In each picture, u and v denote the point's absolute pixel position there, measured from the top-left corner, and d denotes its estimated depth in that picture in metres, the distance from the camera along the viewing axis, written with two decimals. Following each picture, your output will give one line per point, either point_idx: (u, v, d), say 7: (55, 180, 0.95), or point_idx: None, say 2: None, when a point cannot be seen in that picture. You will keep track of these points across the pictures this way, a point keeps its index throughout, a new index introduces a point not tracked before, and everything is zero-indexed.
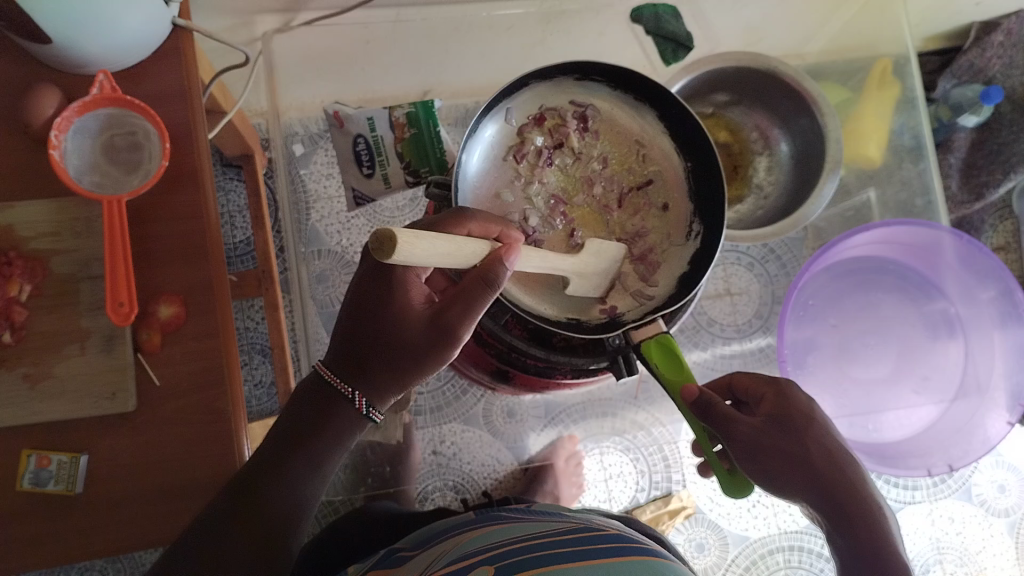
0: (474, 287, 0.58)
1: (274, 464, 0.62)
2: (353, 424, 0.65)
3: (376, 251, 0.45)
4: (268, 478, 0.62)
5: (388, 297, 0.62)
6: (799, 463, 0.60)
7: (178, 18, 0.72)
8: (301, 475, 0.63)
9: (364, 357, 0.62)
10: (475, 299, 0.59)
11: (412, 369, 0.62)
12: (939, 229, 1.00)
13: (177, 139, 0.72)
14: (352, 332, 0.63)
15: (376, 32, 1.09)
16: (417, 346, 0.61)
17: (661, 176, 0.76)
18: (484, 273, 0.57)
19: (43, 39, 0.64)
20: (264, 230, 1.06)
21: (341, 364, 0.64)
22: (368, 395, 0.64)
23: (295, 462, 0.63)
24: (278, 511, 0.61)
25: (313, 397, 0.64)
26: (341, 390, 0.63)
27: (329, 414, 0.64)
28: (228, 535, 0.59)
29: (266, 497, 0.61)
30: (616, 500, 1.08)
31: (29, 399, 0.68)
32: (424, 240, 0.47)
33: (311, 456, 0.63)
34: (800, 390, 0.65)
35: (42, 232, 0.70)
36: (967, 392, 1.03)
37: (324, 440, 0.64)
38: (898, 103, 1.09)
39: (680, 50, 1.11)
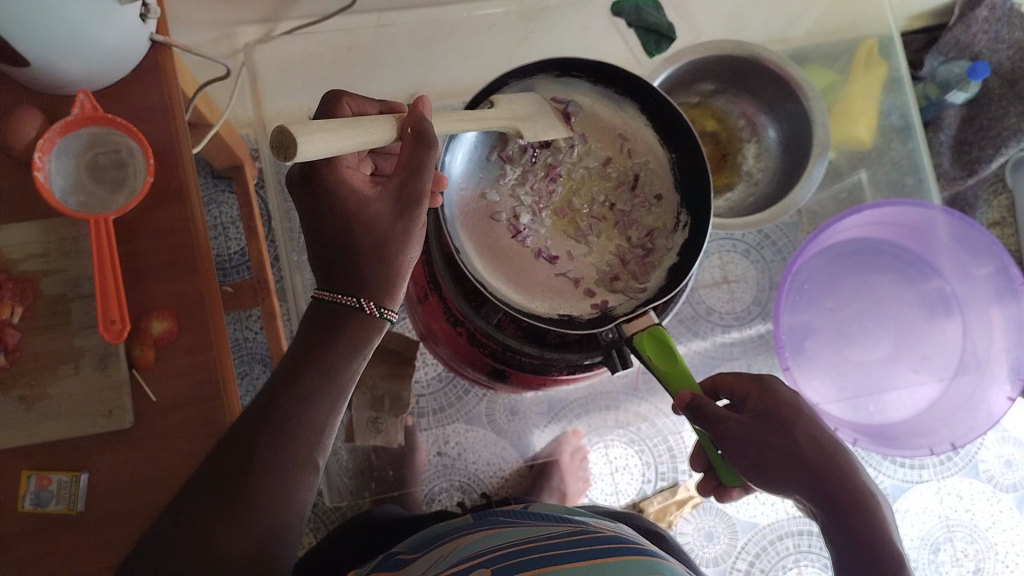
0: (412, 150, 0.56)
1: (285, 383, 0.57)
2: (369, 328, 0.59)
3: (280, 154, 0.48)
4: (281, 399, 0.56)
5: (340, 199, 0.57)
6: (791, 458, 0.60)
7: (157, 34, 0.72)
8: (318, 387, 0.57)
9: (348, 260, 0.58)
10: (424, 162, 0.56)
11: (397, 249, 0.58)
12: (931, 208, 1.01)
13: (162, 155, 0.72)
14: (323, 247, 0.59)
15: (358, 38, 1.10)
16: (396, 226, 0.58)
17: (646, 168, 0.76)
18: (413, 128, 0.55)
19: (21, 62, 0.64)
20: (258, 239, 1.06)
21: (329, 278, 0.59)
22: (374, 296, 0.59)
23: (309, 376, 0.57)
24: (303, 432, 0.56)
25: (314, 319, 0.59)
26: (348, 303, 0.58)
27: (336, 325, 0.58)
28: (251, 459, 0.55)
29: (287, 420, 0.56)
30: (624, 493, 1.08)
31: (26, 420, 0.68)
32: (321, 127, 0.50)
33: (325, 367, 0.58)
34: (783, 385, 0.66)
35: (31, 254, 0.70)
36: (967, 368, 1.03)
37: (337, 351, 0.58)
38: (884, 84, 1.09)
39: (663, 42, 1.11)
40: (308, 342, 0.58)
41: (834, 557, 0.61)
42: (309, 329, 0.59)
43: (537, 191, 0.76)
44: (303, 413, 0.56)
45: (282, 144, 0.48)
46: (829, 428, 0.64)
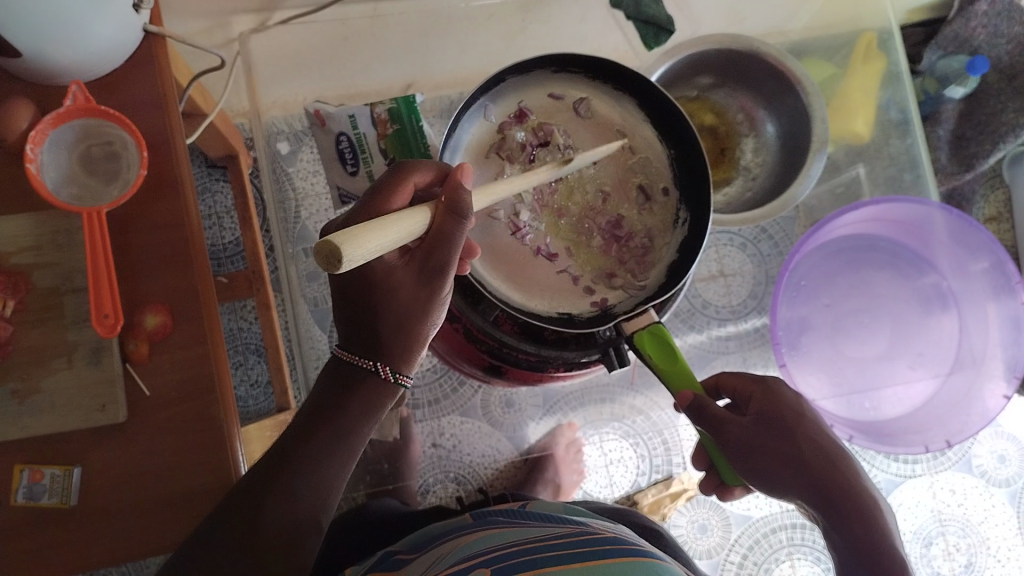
0: (443, 225, 0.55)
1: (301, 440, 0.59)
2: (384, 391, 0.62)
3: (329, 267, 0.43)
4: (295, 453, 0.59)
5: (371, 271, 0.59)
6: (790, 461, 0.60)
7: (150, 25, 0.71)
8: (331, 447, 0.59)
9: (371, 326, 0.60)
10: (450, 239, 0.56)
11: (418, 319, 0.60)
12: (929, 205, 1.00)
13: (155, 147, 0.72)
14: (350, 312, 0.61)
15: (354, 28, 1.09)
16: (419, 296, 0.60)
17: (644, 164, 0.75)
18: (448, 205, 0.54)
19: (13, 53, 0.63)
20: (253, 230, 1.05)
21: (351, 339, 0.62)
22: (390, 361, 0.61)
23: (321, 435, 0.59)
24: (311, 482, 0.58)
25: (333, 376, 0.62)
26: (364, 365, 0.61)
27: (354, 389, 0.61)
28: (260, 500, 0.56)
29: (299, 469, 0.58)
30: (618, 485, 1.08)
31: (19, 414, 0.68)
32: (361, 229, 0.45)
33: (338, 427, 0.60)
34: (786, 386, 0.66)
35: (23, 246, 0.70)
36: (963, 365, 1.03)
37: (350, 413, 0.60)
38: (883, 78, 1.08)
39: (661, 35, 1.10)
40: (321, 402, 0.61)
41: (834, 560, 0.61)
42: (324, 391, 0.61)
43: (538, 190, 0.76)
44: (315, 471, 0.58)
45: (331, 254, 0.43)
46: (831, 431, 0.64)
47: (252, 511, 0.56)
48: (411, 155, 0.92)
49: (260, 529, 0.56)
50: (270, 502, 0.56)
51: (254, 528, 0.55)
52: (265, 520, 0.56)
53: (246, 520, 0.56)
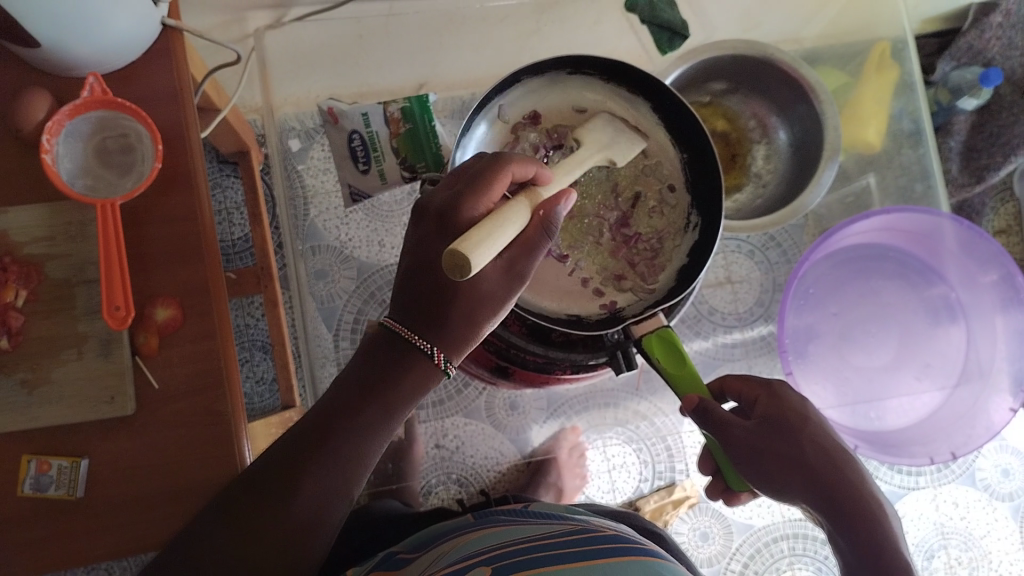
0: (535, 236, 0.57)
1: (346, 415, 0.58)
2: (430, 374, 0.59)
3: (457, 273, 0.49)
4: (338, 429, 0.57)
5: None
6: (795, 465, 0.60)
7: (167, 19, 0.72)
8: (374, 426, 0.58)
9: (439, 308, 0.58)
10: (540, 245, 0.58)
11: (487, 313, 0.58)
12: (939, 216, 1.00)
13: (170, 140, 0.72)
14: (420, 290, 0.59)
15: (369, 27, 1.09)
16: (496, 292, 0.58)
17: (657, 168, 0.75)
18: (546, 219, 0.57)
19: (31, 43, 0.64)
20: (263, 226, 1.05)
21: (410, 316, 0.59)
22: (444, 347, 0.59)
23: (366, 413, 0.58)
24: (347, 465, 0.57)
25: (383, 349, 0.59)
26: (420, 346, 0.58)
27: (406, 364, 0.59)
28: (293, 482, 0.56)
29: (336, 450, 0.57)
30: (621, 491, 1.08)
31: (28, 404, 0.68)
32: (481, 233, 0.50)
33: (385, 405, 0.59)
34: (793, 391, 0.66)
35: (36, 237, 0.70)
36: (969, 377, 1.03)
37: (399, 393, 0.59)
38: (897, 87, 1.07)
39: (675, 39, 1.07)
40: (369, 376, 0.59)
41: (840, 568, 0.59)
42: (374, 364, 0.59)
43: None
44: (356, 450, 0.57)
45: (458, 264, 0.48)
46: (837, 436, 0.63)
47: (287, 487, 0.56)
48: (423, 159, 0.93)
49: (289, 509, 0.55)
50: (305, 479, 0.56)
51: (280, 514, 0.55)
52: (296, 499, 0.56)
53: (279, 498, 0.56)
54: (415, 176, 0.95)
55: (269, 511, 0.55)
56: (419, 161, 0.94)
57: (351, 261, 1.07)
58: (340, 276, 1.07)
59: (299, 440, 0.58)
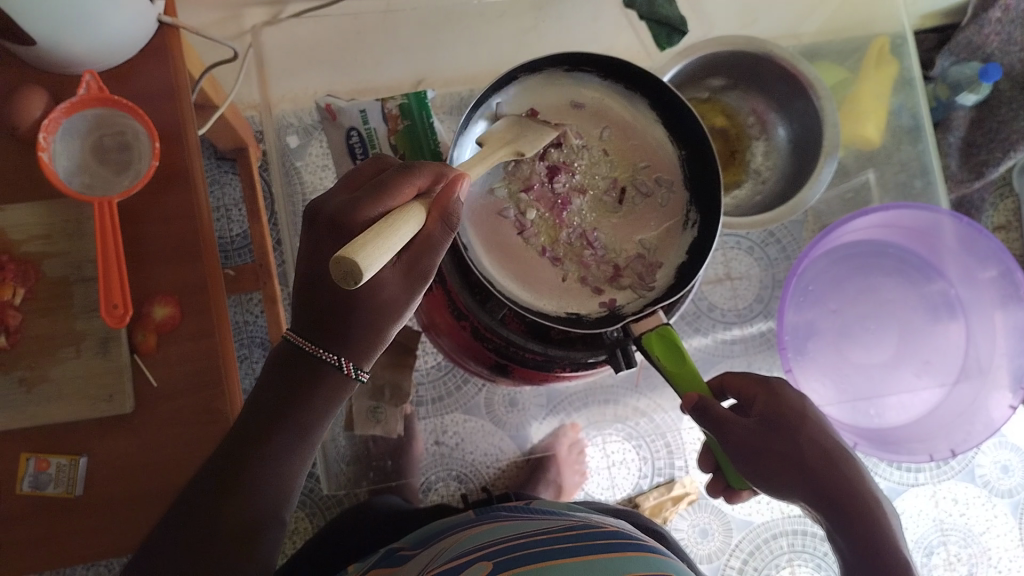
0: (434, 232, 0.55)
1: (260, 439, 0.58)
2: (340, 387, 0.59)
3: (348, 282, 0.43)
4: (255, 453, 0.58)
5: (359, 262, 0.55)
6: (795, 465, 0.60)
7: (164, 16, 0.71)
8: (291, 447, 0.59)
9: (339, 315, 0.57)
10: (439, 242, 0.55)
11: (388, 319, 0.58)
12: (939, 212, 1.00)
13: (167, 137, 0.72)
14: (314, 296, 0.58)
15: (366, 23, 1.09)
16: (395, 298, 0.57)
17: (652, 164, 0.75)
18: (446, 211, 0.54)
19: (28, 41, 0.63)
20: (261, 223, 1.05)
21: (312, 329, 0.58)
22: (351, 356, 0.59)
23: (280, 436, 0.58)
24: (268, 488, 0.58)
25: (287, 368, 0.59)
26: (324, 357, 0.58)
27: (314, 382, 0.59)
28: (219, 506, 0.56)
29: (256, 474, 0.57)
30: (620, 487, 1.08)
31: (26, 403, 0.68)
32: (373, 241, 0.45)
33: (299, 425, 0.59)
34: (790, 388, 0.66)
35: (34, 235, 0.70)
36: (969, 373, 1.03)
37: (311, 411, 0.59)
38: (896, 83, 1.08)
39: (674, 35, 1.07)
40: (276, 396, 0.59)
41: (839, 567, 0.60)
42: (281, 384, 0.59)
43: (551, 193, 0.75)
44: (274, 473, 0.58)
45: (349, 271, 0.42)
46: (836, 434, 0.64)
47: (210, 516, 0.56)
48: (421, 155, 0.92)
49: (218, 541, 0.55)
50: (227, 508, 0.56)
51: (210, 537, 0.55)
52: (222, 530, 0.56)
53: (203, 527, 0.56)
54: None
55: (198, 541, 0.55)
56: (417, 157, 0.93)
57: None
58: None
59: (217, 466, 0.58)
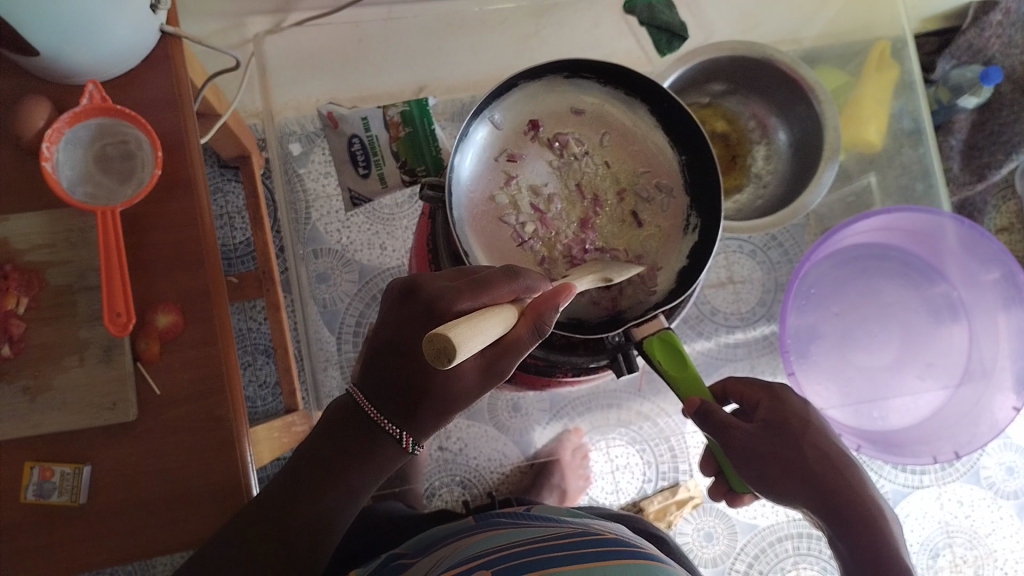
0: (521, 335, 0.53)
1: (309, 494, 0.61)
2: (398, 456, 0.61)
3: (438, 361, 0.40)
4: (301, 507, 0.60)
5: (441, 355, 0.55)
6: (797, 470, 0.60)
7: (166, 26, 0.72)
8: (335, 505, 0.61)
9: (412, 397, 0.57)
10: (522, 346, 0.53)
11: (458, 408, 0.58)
12: (940, 215, 1.00)
13: (170, 146, 0.72)
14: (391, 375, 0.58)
15: (368, 31, 1.09)
16: (469, 392, 0.57)
17: (653, 171, 0.75)
18: (536, 319, 0.52)
19: (30, 52, 0.64)
20: (264, 231, 1.05)
21: (382, 401, 0.59)
22: (413, 432, 0.59)
23: (327, 496, 0.61)
24: (308, 534, 0.61)
25: (352, 428, 0.60)
26: (387, 429, 0.59)
27: (370, 449, 0.60)
28: (258, 545, 0.60)
29: (300, 520, 0.60)
30: (624, 492, 1.08)
31: (30, 411, 0.68)
32: (467, 324, 0.42)
33: (347, 487, 0.61)
34: (793, 394, 0.66)
35: (37, 244, 0.70)
36: (972, 376, 1.03)
37: (360, 477, 0.61)
38: (896, 87, 1.07)
39: (674, 41, 1.08)
40: (330, 457, 0.61)
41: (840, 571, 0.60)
42: (338, 446, 0.61)
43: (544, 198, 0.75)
44: (314, 528, 0.61)
45: (443, 349, 0.40)
46: (838, 439, 0.64)
47: (242, 562, 0.59)
48: (423, 162, 0.92)
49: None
50: (261, 554, 0.60)
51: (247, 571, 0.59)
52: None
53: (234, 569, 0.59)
54: (414, 180, 0.94)
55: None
56: (418, 164, 0.93)
57: (352, 265, 1.07)
58: (341, 279, 1.07)
59: (261, 515, 0.61)
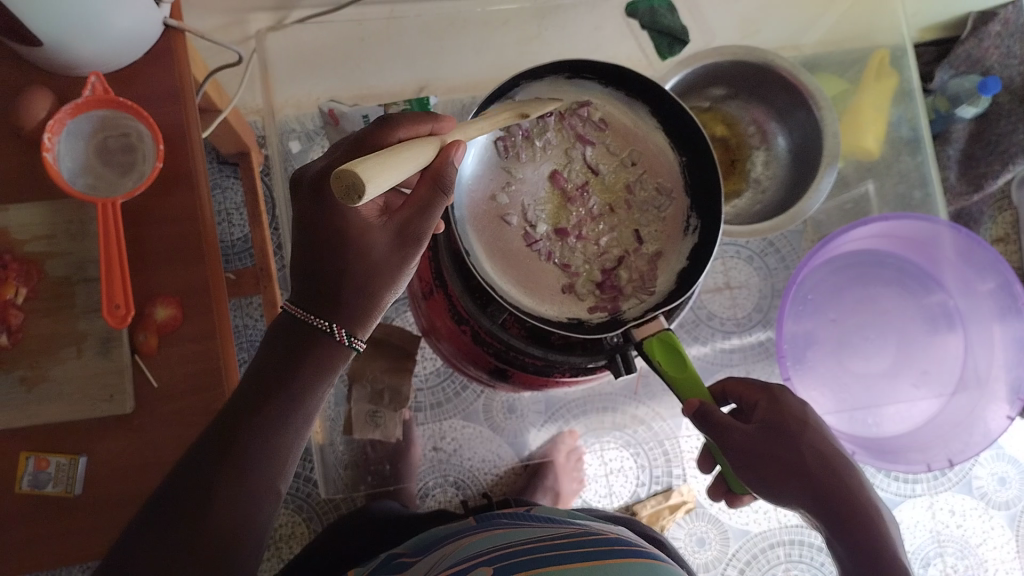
0: (424, 195, 0.54)
1: (253, 408, 0.56)
2: (337, 356, 0.58)
3: (347, 197, 0.43)
4: (250, 424, 0.55)
5: (343, 223, 0.56)
6: (795, 472, 0.60)
7: (170, 19, 0.72)
8: (287, 417, 0.56)
9: (331, 284, 0.57)
10: (433, 206, 0.55)
11: (383, 285, 0.57)
12: (937, 224, 1.00)
13: (171, 140, 0.72)
14: (308, 263, 0.57)
15: (370, 29, 1.09)
16: (388, 262, 0.57)
17: (651, 172, 0.75)
18: (436, 176, 0.53)
19: (34, 42, 0.64)
20: (261, 227, 1.06)
21: (309, 297, 0.58)
22: (346, 322, 0.58)
23: (275, 406, 0.56)
24: (262, 461, 0.55)
25: (285, 336, 0.58)
26: (318, 325, 0.57)
27: (306, 351, 0.57)
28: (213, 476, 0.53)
29: (249, 445, 0.54)
30: (617, 495, 1.08)
31: (27, 402, 0.68)
32: (378, 160, 0.44)
33: (292, 394, 0.57)
34: (793, 396, 0.65)
35: (36, 236, 0.70)
36: (967, 384, 1.03)
37: (304, 382, 0.57)
38: (894, 96, 1.09)
39: (675, 44, 1.12)
40: (273, 370, 0.57)
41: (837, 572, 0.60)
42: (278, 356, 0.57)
43: (545, 176, 0.75)
44: (266, 453, 0.55)
45: (351, 186, 0.42)
46: (836, 442, 0.64)
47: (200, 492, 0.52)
48: None
49: (212, 518, 0.52)
50: (221, 480, 0.53)
51: (204, 502, 0.52)
52: (216, 505, 0.52)
53: (198, 515, 0.52)
54: None
55: (192, 525, 0.51)
56: None
57: None
58: None
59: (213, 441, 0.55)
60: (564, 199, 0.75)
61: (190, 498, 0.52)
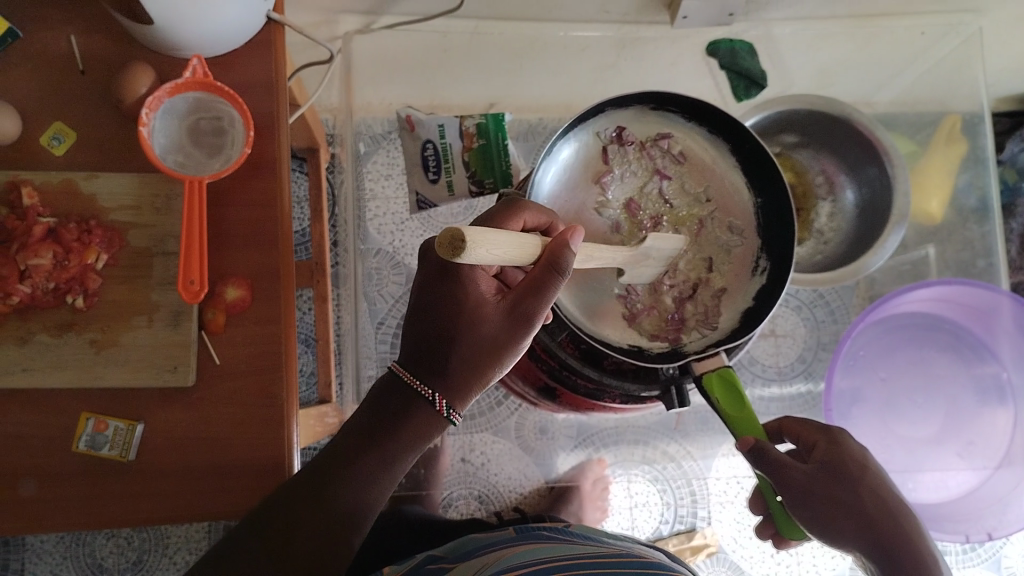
0: (539, 275, 0.55)
1: (344, 461, 0.58)
2: (433, 424, 0.59)
3: (449, 251, 0.43)
4: (338, 477, 0.57)
5: (462, 295, 0.58)
6: (852, 514, 0.59)
7: (274, 12, 0.75)
8: (377, 471, 0.58)
9: (440, 351, 0.58)
10: (546, 287, 0.55)
11: (490, 359, 0.58)
12: (998, 293, 0.98)
13: (260, 128, 0.74)
14: (422, 330, 0.59)
15: (453, 42, 1.10)
16: (498, 338, 0.58)
17: (724, 210, 0.75)
18: (551, 259, 0.54)
19: (146, 21, 0.67)
20: (321, 222, 1.10)
21: (417, 363, 0.59)
22: (448, 395, 0.58)
23: (365, 461, 0.58)
24: (343, 512, 0.57)
25: (387, 396, 0.60)
26: (421, 391, 0.58)
27: (405, 415, 0.59)
28: (289, 522, 0.55)
29: (334, 495, 0.57)
30: (639, 529, 1.07)
31: (93, 364, 0.70)
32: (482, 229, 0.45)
33: (384, 451, 0.58)
34: (853, 440, 0.65)
35: (123, 205, 0.72)
36: (1012, 460, 1.00)
37: (397, 441, 0.59)
38: (965, 161, 1.09)
39: (752, 88, 1.13)
40: (369, 430, 0.59)
41: None
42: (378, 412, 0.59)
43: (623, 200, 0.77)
44: (347, 507, 0.57)
45: (454, 239, 0.43)
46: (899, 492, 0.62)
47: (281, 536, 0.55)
48: (492, 176, 0.96)
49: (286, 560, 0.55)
50: (297, 525, 0.55)
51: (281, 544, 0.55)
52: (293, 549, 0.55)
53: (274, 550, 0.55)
54: (481, 190, 0.97)
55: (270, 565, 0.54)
56: (487, 177, 0.96)
57: (401, 267, 1.11)
58: (389, 280, 1.10)
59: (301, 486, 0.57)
60: (636, 224, 0.77)
61: (268, 535, 0.55)
